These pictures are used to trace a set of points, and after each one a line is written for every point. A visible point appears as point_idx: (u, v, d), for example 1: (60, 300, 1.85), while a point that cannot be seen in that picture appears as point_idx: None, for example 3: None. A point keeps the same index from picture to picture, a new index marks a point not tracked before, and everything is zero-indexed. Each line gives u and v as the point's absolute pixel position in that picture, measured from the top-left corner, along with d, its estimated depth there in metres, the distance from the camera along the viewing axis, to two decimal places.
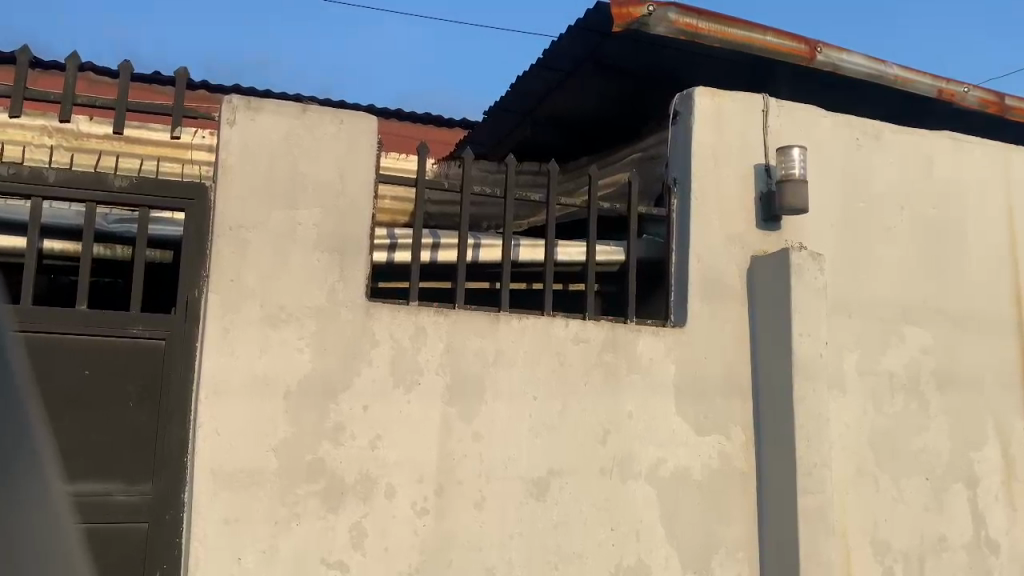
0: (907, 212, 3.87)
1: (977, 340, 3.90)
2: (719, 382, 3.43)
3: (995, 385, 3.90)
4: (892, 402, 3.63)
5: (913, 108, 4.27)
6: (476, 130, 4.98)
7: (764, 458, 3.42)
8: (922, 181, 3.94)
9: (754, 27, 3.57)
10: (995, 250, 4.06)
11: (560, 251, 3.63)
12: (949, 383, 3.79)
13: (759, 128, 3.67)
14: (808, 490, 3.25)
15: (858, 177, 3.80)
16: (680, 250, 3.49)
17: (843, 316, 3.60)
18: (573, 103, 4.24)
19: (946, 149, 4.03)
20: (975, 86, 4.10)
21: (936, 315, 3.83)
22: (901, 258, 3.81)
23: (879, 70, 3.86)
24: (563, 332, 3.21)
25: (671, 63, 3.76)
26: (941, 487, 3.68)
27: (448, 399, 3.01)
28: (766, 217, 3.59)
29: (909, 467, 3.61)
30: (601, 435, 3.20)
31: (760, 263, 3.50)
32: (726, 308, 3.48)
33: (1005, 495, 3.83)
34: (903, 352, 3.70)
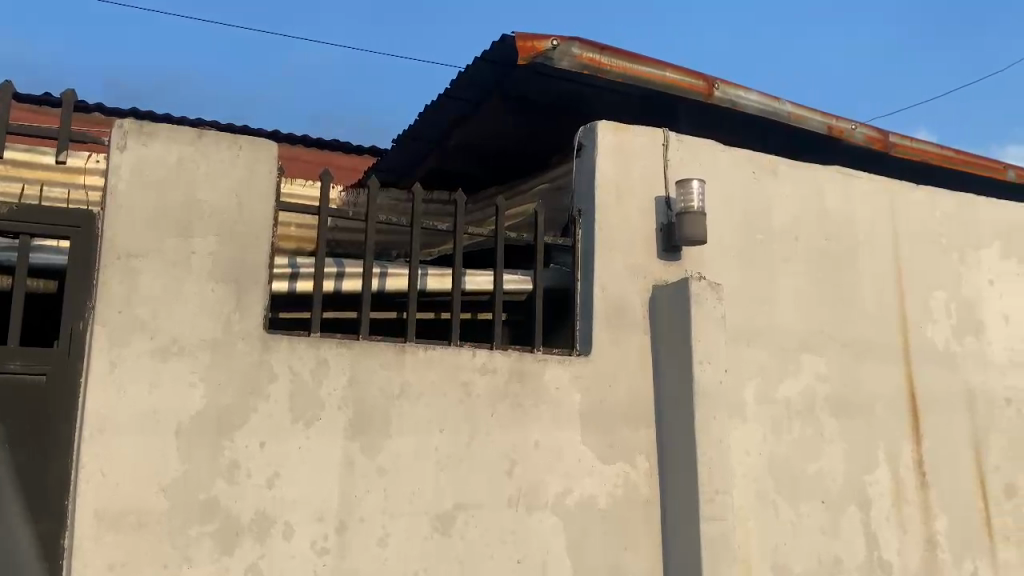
0: (801, 244, 4.02)
1: (867, 367, 4.06)
2: (624, 410, 3.46)
3: (884, 411, 4.06)
4: (789, 428, 3.73)
5: (805, 144, 4.45)
6: (385, 158, 4.92)
7: (668, 486, 3.45)
8: (814, 214, 4.11)
9: (655, 64, 3.66)
10: (882, 280, 4.25)
11: (468, 280, 3.61)
12: (842, 408, 3.92)
13: (660, 161, 3.75)
14: (711, 517, 3.29)
15: (755, 209, 3.93)
16: (585, 280, 3.52)
17: (742, 344, 3.69)
18: (480, 133, 4.25)
19: (837, 183, 4.21)
20: (861, 124, 4.31)
21: (830, 343, 3.97)
22: (796, 289, 3.94)
23: (773, 107, 4.01)
24: (470, 363, 3.18)
25: (576, 96, 3.82)
26: (836, 510, 3.79)
27: (350, 434, 2.93)
28: (666, 247, 3.66)
29: (805, 492, 3.71)
30: (507, 466, 3.17)
31: (662, 292, 3.57)
32: (630, 337, 3.53)
33: (896, 516, 3.97)
34: (799, 379, 3.82)
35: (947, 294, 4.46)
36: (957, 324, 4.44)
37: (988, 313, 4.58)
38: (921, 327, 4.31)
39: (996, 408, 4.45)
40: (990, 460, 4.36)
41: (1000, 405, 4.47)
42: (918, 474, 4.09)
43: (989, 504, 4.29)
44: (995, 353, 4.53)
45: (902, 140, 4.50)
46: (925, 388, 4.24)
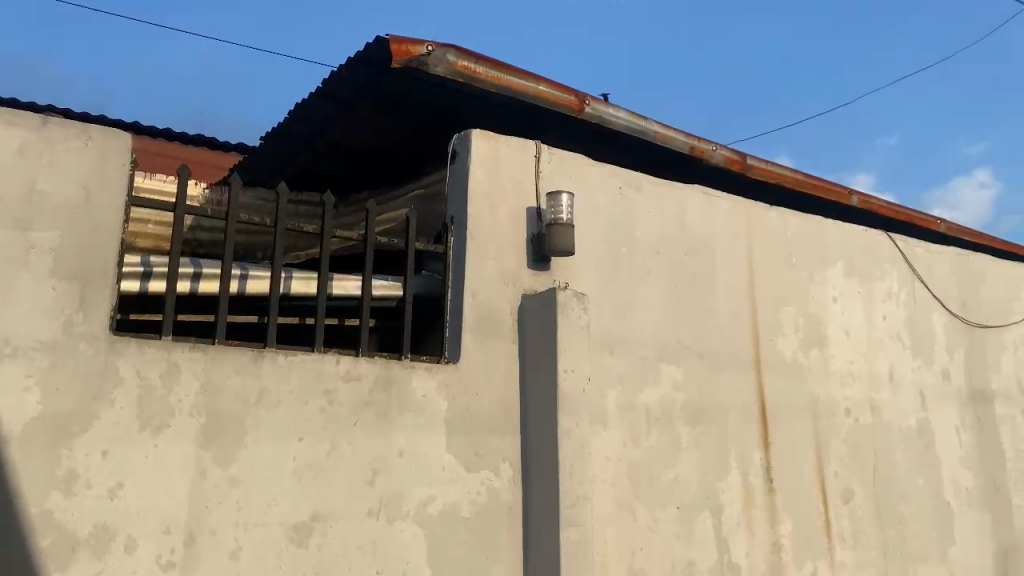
0: (664, 258, 4.17)
1: (722, 378, 4.25)
2: (489, 419, 3.47)
3: (736, 419, 4.25)
4: (647, 436, 3.85)
5: (670, 162, 4.62)
6: (251, 156, 4.75)
7: (530, 493, 3.48)
8: (676, 230, 4.26)
9: (528, 76, 3.71)
10: (738, 295, 4.46)
11: (335, 285, 3.52)
12: (698, 417, 4.09)
13: (531, 173, 3.80)
14: (571, 523, 3.35)
15: (621, 223, 4.04)
16: (455, 287, 3.51)
17: (605, 353, 3.79)
18: (352, 135, 4.18)
19: (698, 201, 4.39)
20: (721, 146, 4.52)
21: (688, 354, 4.13)
22: (658, 301, 4.08)
23: (639, 125, 4.15)
24: (332, 370, 3.11)
25: (450, 104, 3.82)
26: (690, 515, 3.93)
27: (202, 442, 2.79)
28: (535, 256, 3.72)
29: (662, 498, 3.83)
30: (369, 475, 3.11)
31: (530, 301, 3.61)
32: (498, 346, 3.54)
33: (744, 520, 4.15)
34: (658, 388, 3.95)
35: (796, 310, 4.72)
36: (804, 338, 4.71)
37: (832, 328, 4.88)
38: (772, 340, 4.55)
39: (837, 418, 4.74)
40: (830, 466, 4.64)
41: (840, 415, 4.77)
42: (766, 480, 4.31)
43: (829, 508, 4.56)
44: (837, 366, 4.83)
45: (759, 163, 4.75)
46: (774, 398, 4.47)
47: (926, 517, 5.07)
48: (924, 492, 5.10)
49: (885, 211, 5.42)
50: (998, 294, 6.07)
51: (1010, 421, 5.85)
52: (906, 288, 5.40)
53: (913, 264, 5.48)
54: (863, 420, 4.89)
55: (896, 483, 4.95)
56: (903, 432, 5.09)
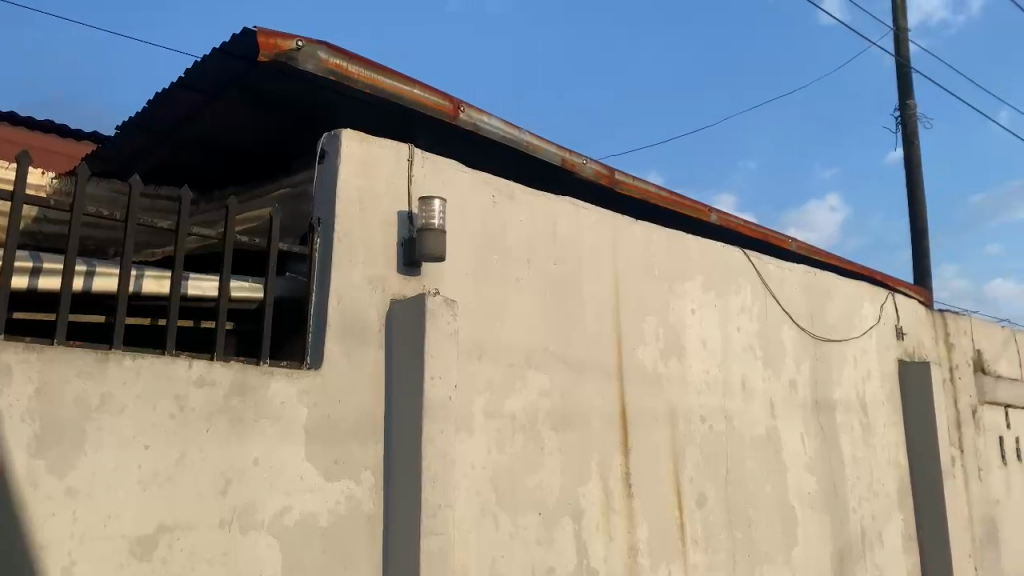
0: (533, 267, 4.21)
1: (586, 386, 4.33)
2: (352, 426, 3.39)
3: (599, 426, 4.35)
4: (512, 442, 3.87)
5: (542, 173, 4.69)
6: (104, 146, 4.48)
7: (392, 501, 3.42)
8: (546, 240, 4.32)
9: (401, 79, 3.68)
10: (604, 305, 4.57)
11: (191, 285, 3.35)
12: (561, 423, 4.15)
13: (403, 177, 3.75)
14: (432, 531, 3.32)
15: (492, 231, 4.05)
16: (319, 291, 3.42)
17: (473, 359, 3.79)
18: (216, 129, 4.00)
19: (567, 212, 4.47)
20: (591, 159, 4.62)
21: (554, 362, 4.19)
22: (526, 309, 4.12)
23: (512, 134, 4.18)
24: (185, 374, 2.96)
25: (321, 102, 3.72)
26: (551, 521, 3.98)
27: (34, 450, 2.59)
28: (407, 261, 3.66)
29: (524, 504, 3.86)
30: (221, 485, 2.98)
31: (398, 306, 3.56)
32: (363, 351, 3.47)
33: (603, 525, 4.24)
34: (524, 395, 3.98)
35: (657, 320, 4.88)
36: (664, 347, 4.88)
37: (690, 339, 5.08)
38: (635, 349, 4.69)
39: (692, 425, 4.93)
40: (686, 472, 4.81)
41: (696, 422, 4.96)
42: (625, 486, 4.42)
43: (683, 512, 4.73)
44: (694, 375, 5.03)
45: (627, 178, 4.88)
46: (634, 406, 4.60)
47: (772, 520, 5.34)
48: (770, 496, 5.38)
49: (742, 229, 5.69)
50: (841, 310, 6.49)
51: (849, 430, 6.26)
52: (759, 302, 5.69)
53: (766, 280, 5.79)
54: (717, 428, 5.10)
55: (746, 488, 5.20)
56: (753, 439, 5.35)
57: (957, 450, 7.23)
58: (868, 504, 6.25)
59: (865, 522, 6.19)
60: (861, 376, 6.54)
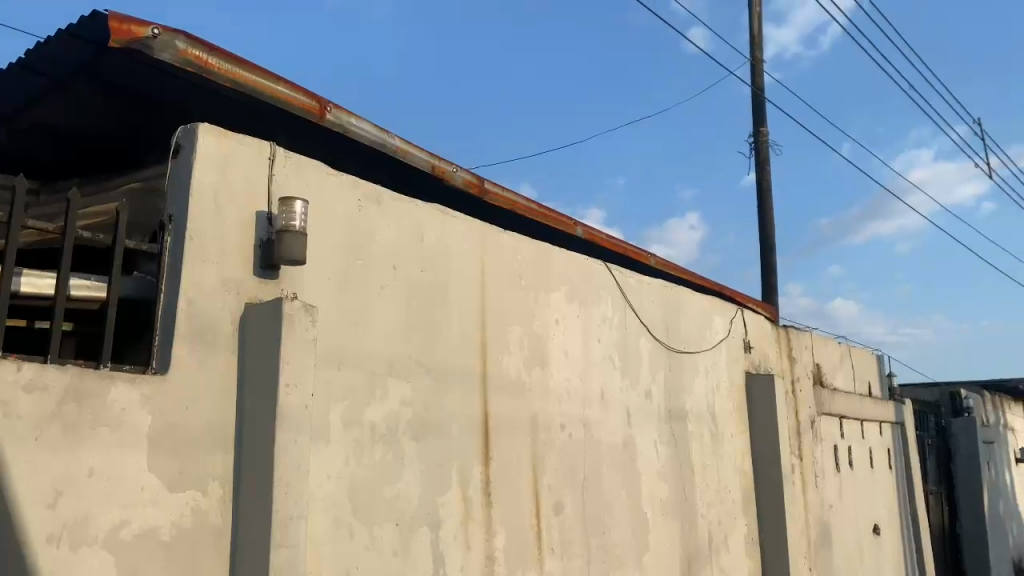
0: (398, 273, 4.17)
1: (449, 395, 4.32)
2: (200, 434, 3.23)
3: (460, 435, 4.34)
4: (371, 452, 3.80)
5: (411, 179, 4.65)
6: None
7: (242, 513, 3.28)
8: (412, 247, 4.28)
9: (266, 75, 3.56)
10: (469, 314, 4.57)
11: (24, 282, 3.10)
12: (422, 432, 4.11)
13: (264, 176, 3.62)
14: (281, 544, 3.22)
15: (356, 236, 3.98)
16: (169, 291, 3.24)
17: (332, 366, 3.70)
18: (61, 115, 3.74)
19: (435, 220, 4.45)
20: (461, 168, 4.62)
21: (416, 370, 4.15)
22: (390, 316, 4.07)
23: (381, 138, 4.13)
24: (13, 377, 2.70)
25: (179, 94, 3.55)
26: (408, 531, 3.93)
27: None
28: (264, 263, 3.54)
29: (381, 515, 3.80)
30: (50, 498, 2.74)
31: (253, 311, 3.43)
32: (215, 356, 3.32)
33: (461, 534, 4.23)
34: (384, 404, 3.93)
35: (521, 329, 4.93)
36: (527, 356, 4.93)
37: (553, 349, 5.15)
38: (499, 358, 4.71)
39: (552, 433, 5.00)
40: (545, 481, 4.88)
41: (555, 430, 5.04)
42: (484, 495, 4.43)
43: (540, 520, 4.79)
44: (555, 385, 5.11)
45: (496, 188, 4.92)
46: (496, 415, 4.62)
47: (626, 526, 5.50)
48: (625, 503, 5.53)
49: (607, 243, 5.85)
50: (696, 324, 6.79)
51: (699, 438, 6.54)
52: (619, 314, 5.86)
53: (626, 293, 5.97)
54: (576, 436, 5.20)
55: (602, 495, 5.32)
56: (609, 448, 5.49)
57: (796, 457, 7.69)
58: (715, 510, 6.55)
59: (712, 527, 6.48)
60: (711, 388, 6.85)
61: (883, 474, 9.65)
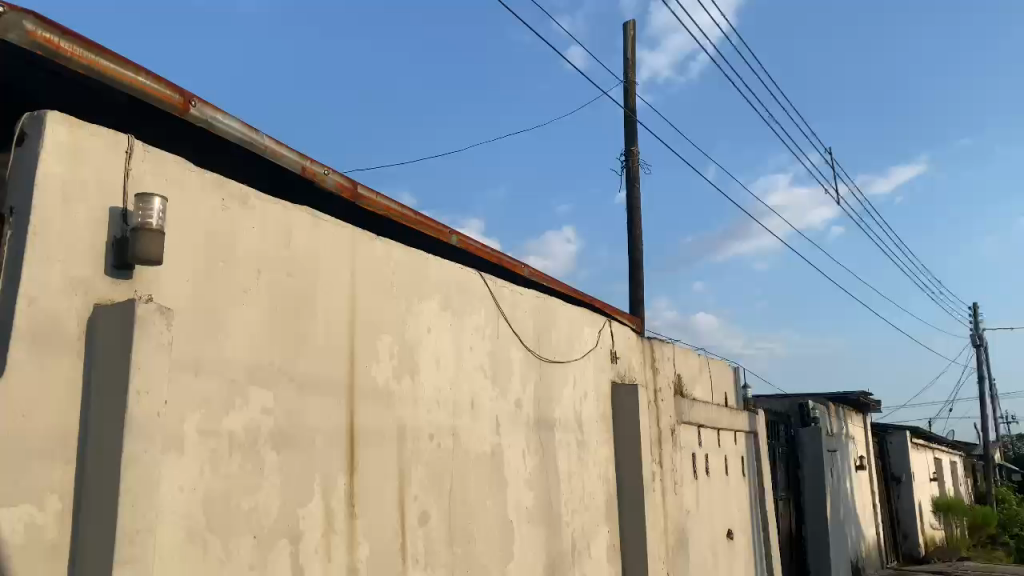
0: (263, 277, 4.03)
1: (313, 403, 4.22)
2: (38, 444, 2.98)
3: (324, 445, 4.24)
4: (228, 462, 3.65)
5: (280, 181, 4.52)
6: None
7: (84, 529, 3.06)
8: (279, 250, 4.15)
9: (125, 65, 3.38)
10: (337, 321, 4.47)
11: None
12: (283, 442, 3.99)
13: (119, 171, 3.42)
14: (127, 560, 3.04)
15: (219, 237, 3.82)
16: (8, 288, 3.00)
17: (188, 373, 3.53)
18: None
19: (304, 223, 4.33)
20: (332, 170, 4.53)
21: (279, 378, 4.03)
22: (252, 322, 3.93)
23: (249, 137, 3.99)
24: None
25: (26, 79, 3.31)
26: (265, 544, 3.80)
27: None
28: (117, 263, 3.34)
29: (237, 528, 3.65)
30: None
31: (102, 313, 3.23)
32: (58, 360, 3.09)
33: (323, 546, 4.12)
34: (244, 413, 3.78)
35: (391, 337, 4.87)
36: (396, 365, 4.87)
37: (424, 357, 5.12)
38: (366, 367, 4.63)
39: (420, 442, 4.96)
40: (411, 490, 4.83)
41: (423, 440, 5.00)
42: (347, 506, 4.34)
43: (405, 530, 4.73)
44: (425, 394, 5.07)
45: (369, 193, 4.85)
46: (363, 424, 4.54)
47: (491, 535, 5.52)
48: (491, 512, 5.56)
49: (480, 252, 5.86)
50: (565, 335, 6.91)
51: (566, 447, 6.65)
52: (491, 324, 5.89)
53: (498, 303, 6.01)
54: (444, 445, 5.18)
55: (468, 504, 5.32)
56: (477, 457, 5.50)
57: (657, 465, 7.96)
58: (579, 517, 6.68)
59: (575, 535, 6.60)
60: (579, 397, 6.99)
61: (736, 481, 10.14)
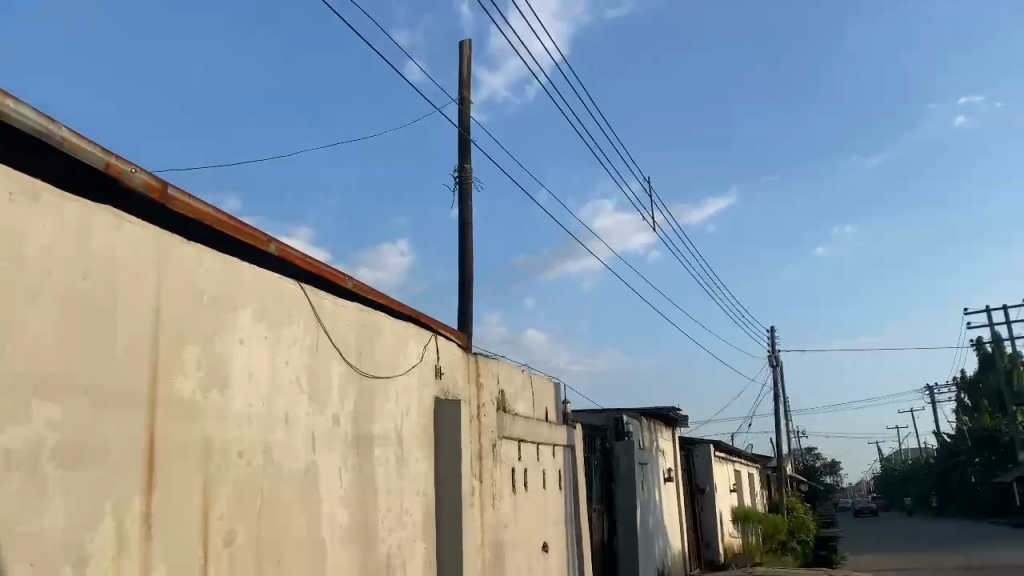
0: (55, 281, 3.71)
1: (108, 417, 3.92)
2: None
3: (119, 462, 3.95)
4: (3, 482, 3.32)
5: (79, 179, 4.20)
6: None
7: None
8: (75, 251, 3.84)
9: None
10: (139, 329, 4.19)
11: None
12: (71, 459, 3.68)
13: None
14: None
15: (5, 234, 3.48)
16: None
17: None
18: None
19: (105, 224, 4.04)
20: (140, 169, 4.28)
21: (69, 390, 3.72)
22: (39, 328, 3.60)
23: (45, 127, 3.69)
24: None
25: None
26: (44, 572, 3.48)
27: None
28: None
29: (11, 554, 3.33)
30: None
31: None
32: None
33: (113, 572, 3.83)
34: (25, 427, 3.46)
35: (199, 349, 4.62)
36: (205, 378, 4.63)
37: (235, 371, 4.89)
38: (170, 379, 4.37)
39: (228, 459, 4.73)
40: (216, 510, 4.59)
41: (231, 457, 4.77)
42: (143, 527, 4.06)
43: (208, 552, 4.49)
44: (235, 409, 4.84)
45: (180, 194, 4.60)
46: (164, 440, 4.27)
47: (302, 555, 5.34)
48: (302, 530, 5.39)
49: (300, 261, 5.70)
50: (387, 349, 6.85)
51: (385, 462, 6.57)
52: (310, 337, 5.74)
53: (318, 315, 5.86)
54: (253, 462, 4.97)
55: (278, 523, 5.13)
56: (290, 474, 5.31)
57: (476, 480, 8.03)
58: (395, 534, 6.61)
59: (391, 552, 6.52)
60: (400, 412, 6.93)
61: (553, 494, 10.41)
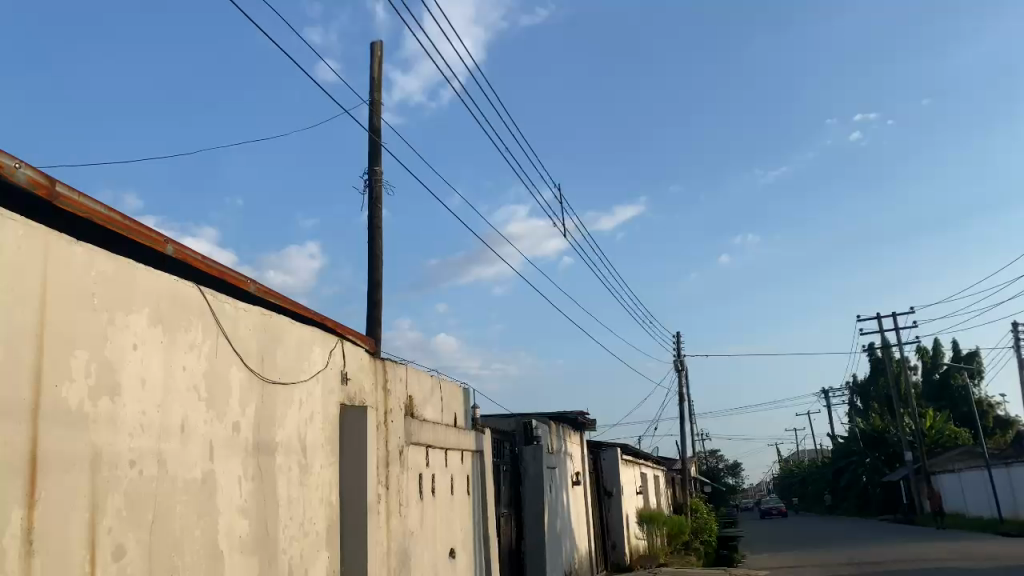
0: None
1: None
2: None
3: None
4: None
5: None
6: None
7: None
8: None
9: None
10: (20, 333, 3.96)
11: None
12: None
13: None
14: None
15: None
16: None
17: None
18: None
19: None
20: (24, 164, 4.06)
21: None
22: None
23: None
24: None
25: None
26: None
27: None
28: None
29: None
30: None
31: None
32: None
33: None
34: None
35: (89, 354, 4.41)
36: (94, 385, 4.42)
37: (127, 377, 4.69)
38: (55, 386, 4.15)
39: (118, 470, 4.53)
40: (104, 522, 4.39)
41: (122, 467, 4.57)
42: (24, 542, 3.84)
43: (95, 567, 4.29)
44: (127, 417, 4.64)
45: (68, 192, 4.38)
46: (48, 449, 4.07)
47: (197, 568, 5.16)
48: (199, 541, 5.21)
49: (198, 263, 5.52)
50: (291, 354, 6.70)
51: (287, 471, 6.42)
52: (209, 341, 5.57)
53: (218, 319, 5.70)
54: (146, 472, 4.77)
55: (171, 535, 4.94)
56: (186, 483, 5.13)
57: (382, 488, 7.93)
58: (297, 543, 6.46)
59: (293, 562, 6.38)
60: (303, 419, 6.79)
61: (460, 500, 10.38)
